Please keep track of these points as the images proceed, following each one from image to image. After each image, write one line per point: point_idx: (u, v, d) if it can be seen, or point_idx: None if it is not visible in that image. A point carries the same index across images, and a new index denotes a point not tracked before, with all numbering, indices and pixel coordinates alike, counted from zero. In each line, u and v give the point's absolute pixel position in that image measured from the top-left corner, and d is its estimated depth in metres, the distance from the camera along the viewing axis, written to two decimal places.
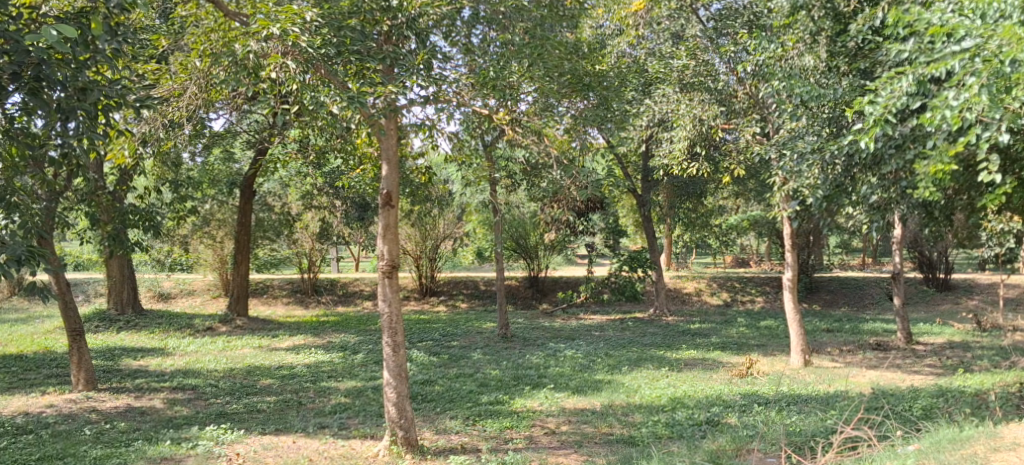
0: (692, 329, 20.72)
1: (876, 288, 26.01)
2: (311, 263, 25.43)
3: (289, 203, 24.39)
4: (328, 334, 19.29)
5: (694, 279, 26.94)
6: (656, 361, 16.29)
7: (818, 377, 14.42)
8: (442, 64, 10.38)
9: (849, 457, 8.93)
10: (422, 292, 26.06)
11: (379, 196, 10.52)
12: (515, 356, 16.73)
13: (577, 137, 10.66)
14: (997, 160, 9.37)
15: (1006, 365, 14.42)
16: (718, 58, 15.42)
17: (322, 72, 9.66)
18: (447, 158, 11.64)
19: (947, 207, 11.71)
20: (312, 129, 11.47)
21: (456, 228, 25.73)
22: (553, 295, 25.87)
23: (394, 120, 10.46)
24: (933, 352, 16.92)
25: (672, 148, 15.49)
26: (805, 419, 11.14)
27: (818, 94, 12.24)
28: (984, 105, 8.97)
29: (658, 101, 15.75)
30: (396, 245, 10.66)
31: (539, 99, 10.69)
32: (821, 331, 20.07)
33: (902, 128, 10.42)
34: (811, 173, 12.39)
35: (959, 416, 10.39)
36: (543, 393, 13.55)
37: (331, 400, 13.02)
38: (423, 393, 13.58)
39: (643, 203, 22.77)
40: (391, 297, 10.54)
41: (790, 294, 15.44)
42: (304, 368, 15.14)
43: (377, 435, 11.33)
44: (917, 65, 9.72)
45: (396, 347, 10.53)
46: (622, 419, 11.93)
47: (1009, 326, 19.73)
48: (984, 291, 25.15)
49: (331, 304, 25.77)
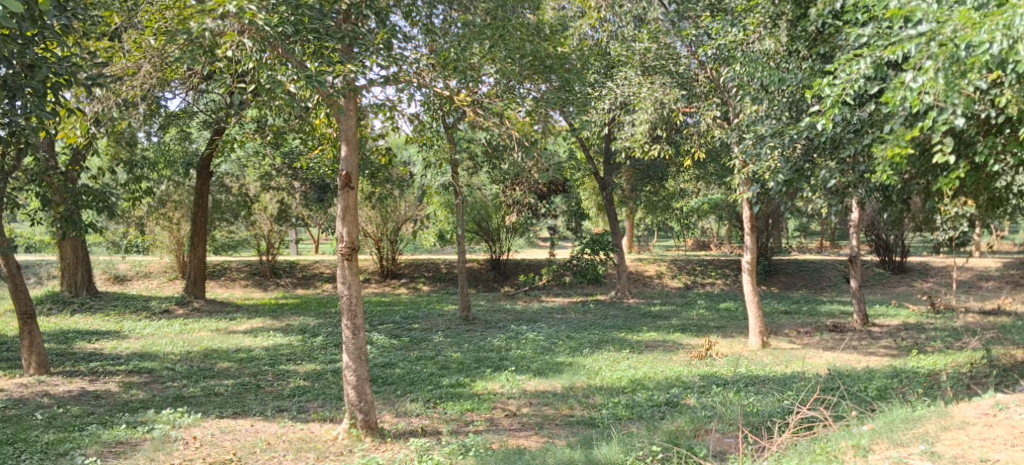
0: (653, 312, 20.90)
1: (833, 271, 26.42)
2: (270, 244, 25.52)
3: (247, 184, 24.04)
4: (287, 317, 19.13)
5: (655, 262, 27.15)
6: (616, 343, 16.38)
7: (775, 359, 14.60)
8: (403, 44, 10.26)
9: (804, 438, 9.05)
10: (383, 275, 25.95)
11: (338, 177, 10.42)
12: (476, 339, 16.72)
13: (540, 119, 10.47)
14: (951, 143, 9.57)
15: (958, 346, 14.70)
16: (680, 41, 15.45)
17: (279, 51, 9.75)
18: (409, 140, 11.66)
19: (904, 191, 11.80)
20: (270, 109, 11.35)
21: (418, 211, 25.48)
22: (515, 279, 25.70)
23: (354, 100, 10.39)
24: (888, 334, 17.21)
25: (634, 131, 15.26)
26: (762, 399, 11.26)
27: (779, 78, 12.29)
28: (939, 89, 9.09)
29: (620, 84, 15.72)
30: (356, 226, 10.57)
31: (501, 81, 10.62)
32: (779, 313, 20.33)
33: (860, 113, 10.66)
34: (771, 157, 12.47)
35: (911, 396, 10.55)
36: (504, 375, 13.56)
37: (290, 383, 12.92)
38: (383, 376, 13.50)
39: (605, 186, 22.81)
40: (350, 279, 10.46)
41: (748, 277, 15.58)
42: (263, 351, 15.00)
43: (336, 418, 11.27)
44: (875, 48, 9.75)
45: (355, 330, 10.48)
46: (583, 401, 11.97)
47: (961, 308, 20.13)
48: (938, 274, 25.63)
49: (290, 287, 25.52)
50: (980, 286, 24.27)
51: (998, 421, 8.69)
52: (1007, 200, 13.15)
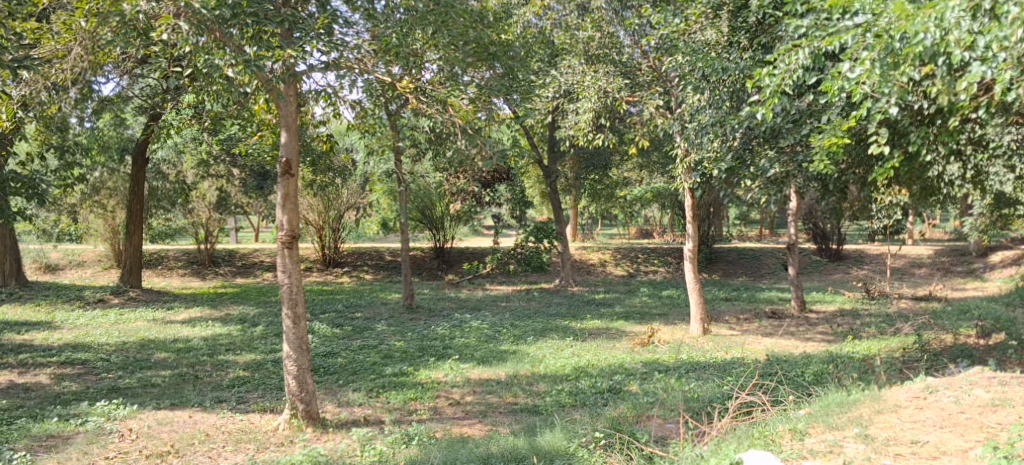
0: (596, 299, 21.08)
1: (771, 259, 26.93)
2: (208, 233, 24.81)
3: (184, 171, 23.34)
4: (226, 307, 18.82)
5: (599, 250, 27.34)
6: (560, 331, 16.44)
7: (715, 345, 14.81)
8: (344, 29, 10.06)
9: (743, 423, 9.20)
10: (325, 263, 25.58)
11: (278, 164, 10.27)
12: (420, 328, 16.65)
13: (483, 107, 10.44)
14: (885, 133, 9.80)
15: (891, 331, 15.08)
16: (623, 30, 15.53)
17: (217, 35, 9.49)
18: (351, 126, 11.56)
19: (840, 180, 12.08)
20: (207, 95, 11.16)
21: (360, 198, 25.52)
22: (459, 267, 25.64)
23: (294, 85, 10.27)
24: (825, 320, 17.56)
25: (578, 119, 15.28)
26: (703, 385, 11.42)
27: (722, 68, 12.33)
28: (875, 80, 9.27)
29: (564, 73, 15.75)
30: (297, 214, 10.44)
31: (444, 68, 10.69)
32: (720, 300, 20.64)
33: (799, 103, 10.89)
34: (712, 146, 12.57)
35: (847, 381, 10.78)
36: (448, 364, 13.52)
37: (229, 373, 12.71)
38: (325, 365, 13.35)
39: (549, 174, 22.86)
40: (291, 268, 10.33)
41: (690, 265, 15.75)
42: (201, 342, 14.71)
43: (276, 409, 11.13)
44: (814, 38, 9.86)
45: (296, 319, 10.35)
46: (527, 388, 12.00)
47: (895, 294, 20.65)
48: (872, 262, 26.27)
49: (229, 276, 25.07)
50: (912, 273, 24.92)
51: (928, 404, 8.93)
52: (939, 190, 13.53)
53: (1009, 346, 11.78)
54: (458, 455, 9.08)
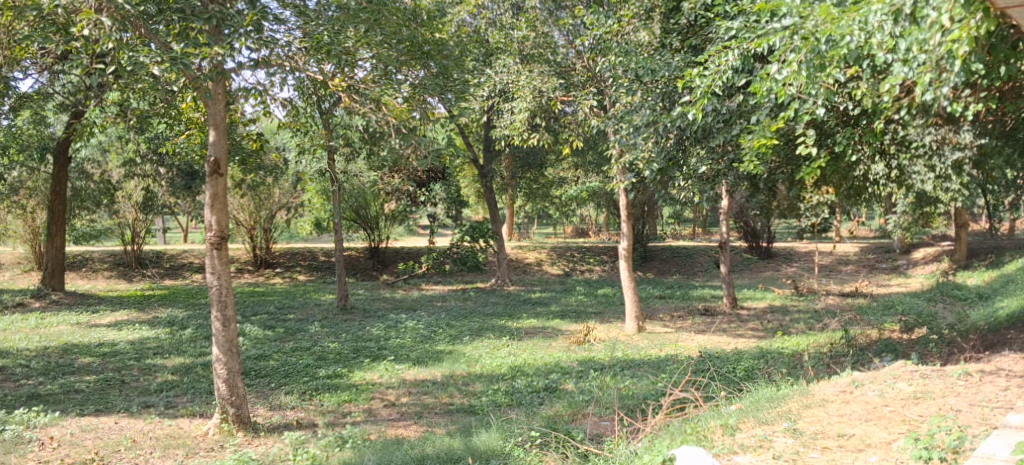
0: (533, 298, 21.13)
1: (704, 256, 27.35)
2: (135, 233, 24.29)
3: (109, 171, 22.93)
4: (154, 309, 18.38)
5: (535, 250, 27.42)
6: (497, 330, 16.44)
7: (650, 343, 14.96)
8: (274, 27, 9.86)
9: (675, 419, 9.30)
10: (256, 264, 25.17)
11: (206, 163, 10.06)
12: (354, 329, 16.49)
13: (417, 106, 10.50)
14: (812, 134, 10.01)
15: (819, 327, 15.43)
16: (558, 30, 15.66)
17: (142, 31, 9.46)
18: (281, 124, 11.42)
19: (769, 179, 12.42)
20: (132, 92, 10.86)
21: (293, 197, 25.05)
22: (394, 266, 25.48)
23: (223, 83, 10.05)
24: (755, 316, 17.89)
25: (513, 119, 15.26)
26: (637, 382, 11.52)
27: (653, 68, 12.58)
28: (801, 81, 9.43)
29: (498, 72, 15.76)
30: (225, 214, 10.25)
31: (377, 66, 10.48)
32: (654, 298, 20.88)
33: (729, 103, 11.04)
34: (646, 145, 12.68)
35: (776, 376, 11.00)
36: (382, 365, 13.41)
37: (157, 377, 12.40)
38: (257, 368, 13.11)
39: (485, 173, 22.83)
40: (219, 269, 10.14)
41: (625, 263, 15.89)
42: (128, 345, 14.32)
43: (206, 412, 10.91)
44: (743, 40, 9.97)
45: (226, 321, 10.19)
46: (462, 389, 11.95)
47: (822, 291, 21.15)
48: (801, 259, 26.87)
49: (157, 278, 24.47)
50: (839, 270, 25.55)
51: (853, 398, 9.14)
52: (866, 189, 13.82)
53: (931, 340, 12.13)
54: (393, 457, 8.98)
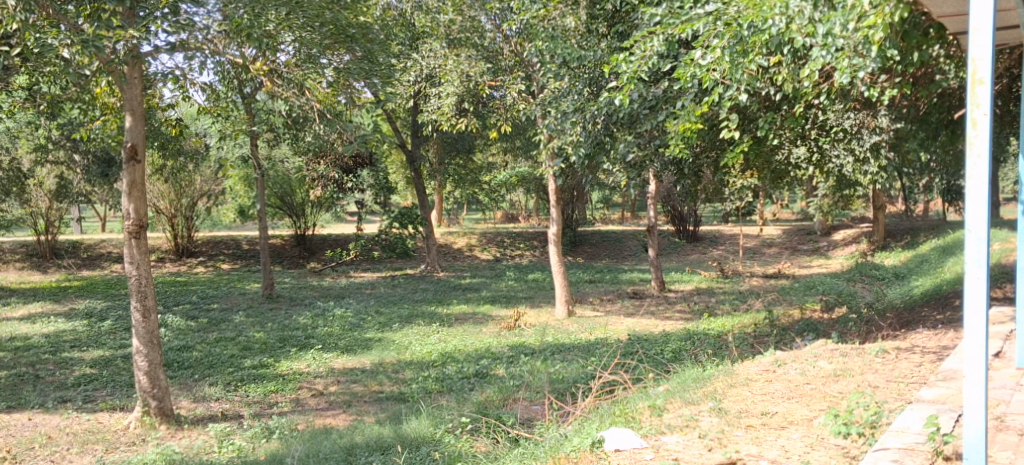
0: (463, 284, 21.06)
1: (633, 240, 27.69)
2: (48, 223, 23.71)
3: (19, 157, 21.96)
4: (70, 301, 17.80)
5: (465, 235, 27.35)
6: (426, 317, 16.34)
7: (580, 327, 15.07)
8: (191, 8, 9.52)
9: (603, 401, 9.37)
10: (178, 253, 24.52)
11: (123, 150, 9.75)
12: (281, 318, 16.20)
13: (343, 91, 10.41)
14: (736, 118, 10.13)
15: (744, 308, 15.75)
16: (485, 15, 15.26)
17: (49, 12, 9.03)
18: (202, 109, 11.17)
19: (694, 164, 12.59)
20: (41, 75, 10.41)
21: (215, 185, 24.64)
22: (322, 254, 25.15)
23: (139, 66, 9.70)
24: (682, 298, 18.19)
25: (441, 103, 15.12)
26: (567, 366, 11.57)
27: (579, 56, 12.73)
28: (725, 66, 9.48)
29: (425, 56, 15.74)
30: (144, 202, 9.94)
31: (300, 50, 10.19)
32: (584, 282, 21.02)
33: (655, 89, 11.09)
34: (574, 131, 12.70)
35: (702, 357, 11.19)
36: (310, 354, 13.21)
37: (74, 371, 12.00)
38: (179, 360, 12.78)
39: (413, 158, 22.57)
40: (139, 259, 9.85)
41: (554, 247, 15.93)
42: (42, 339, 13.83)
43: (127, 406, 10.62)
44: (667, 25, 9.98)
45: (146, 312, 9.91)
46: (392, 376, 11.85)
47: (746, 273, 21.58)
48: (727, 241, 27.39)
49: (73, 268, 23.83)
50: (763, 252, 26.10)
51: (777, 377, 9.34)
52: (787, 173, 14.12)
53: (850, 319, 12.44)
54: (321, 447, 8.82)
